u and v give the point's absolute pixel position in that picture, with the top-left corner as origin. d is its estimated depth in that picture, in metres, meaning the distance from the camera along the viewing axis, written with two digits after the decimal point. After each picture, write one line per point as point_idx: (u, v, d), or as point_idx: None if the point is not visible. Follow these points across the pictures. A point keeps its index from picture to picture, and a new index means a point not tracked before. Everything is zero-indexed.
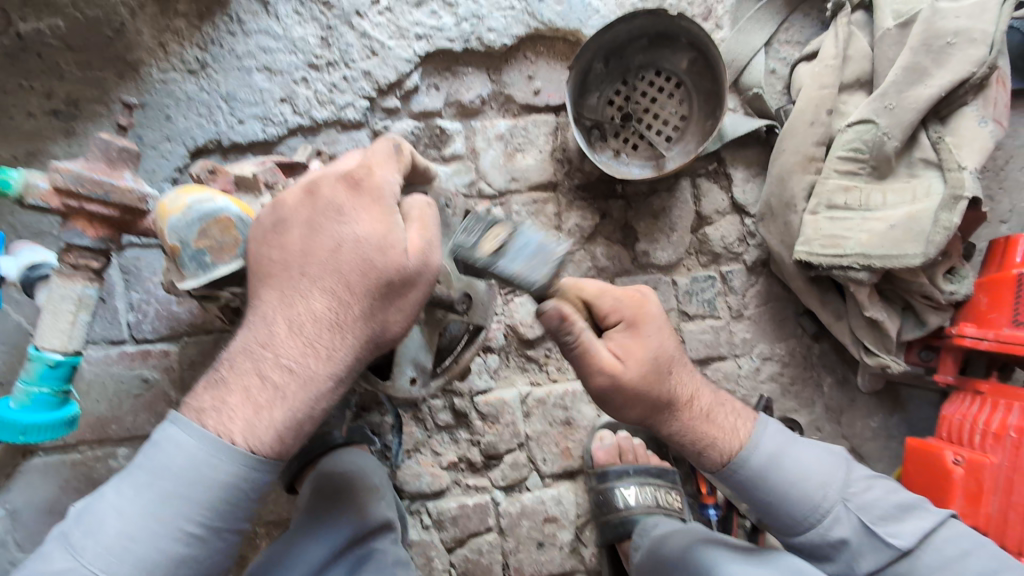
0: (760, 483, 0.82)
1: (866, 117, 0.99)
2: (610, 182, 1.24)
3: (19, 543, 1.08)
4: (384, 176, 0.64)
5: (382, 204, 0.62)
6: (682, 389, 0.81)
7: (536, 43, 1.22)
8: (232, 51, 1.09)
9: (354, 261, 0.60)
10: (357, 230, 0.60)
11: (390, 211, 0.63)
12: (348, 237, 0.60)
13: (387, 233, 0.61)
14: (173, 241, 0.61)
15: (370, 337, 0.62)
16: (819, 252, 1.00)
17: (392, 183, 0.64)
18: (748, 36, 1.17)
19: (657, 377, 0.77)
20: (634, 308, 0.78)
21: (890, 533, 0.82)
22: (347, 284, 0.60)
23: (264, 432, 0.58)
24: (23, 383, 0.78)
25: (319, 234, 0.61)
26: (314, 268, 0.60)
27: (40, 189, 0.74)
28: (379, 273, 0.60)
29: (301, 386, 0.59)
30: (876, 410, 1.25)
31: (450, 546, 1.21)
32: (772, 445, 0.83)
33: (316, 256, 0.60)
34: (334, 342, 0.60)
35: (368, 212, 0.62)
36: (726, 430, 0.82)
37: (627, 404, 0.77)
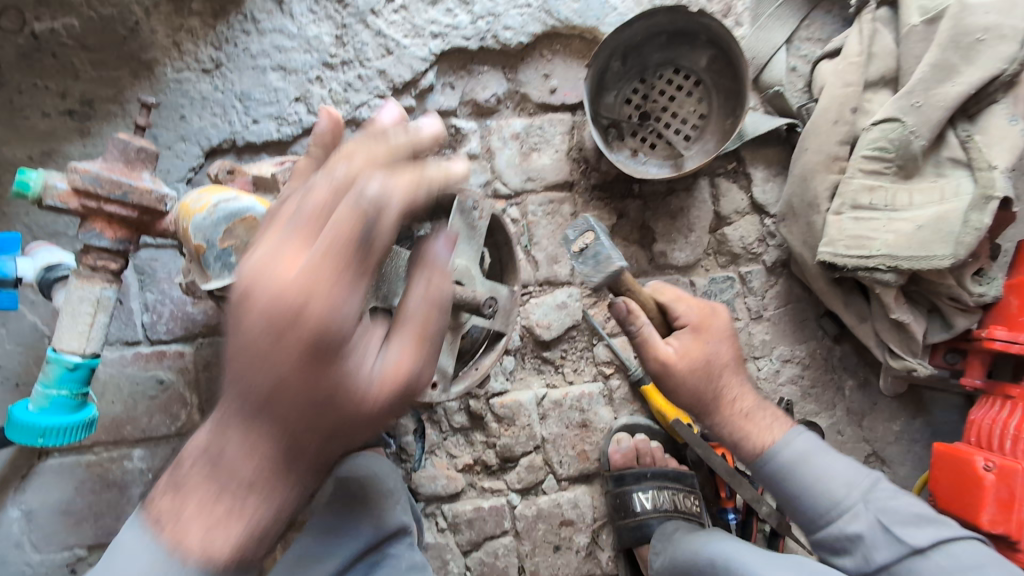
0: (782, 478, 0.89)
1: (892, 116, 0.97)
2: (627, 182, 1.23)
3: (35, 544, 1.09)
4: (336, 304, 0.49)
5: (334, 350, 0.50)
6: (727, 390, 0.90)
7: (552, 41, 1.21)
8: (246, 51, 1.08)
9: (310, 391, 0.49)
10: (298, 381, 0.49)
11: (343, 352, 0.50)
12: (290, 386, 0.49)
13: (339, 383, 0.50)
14: (198, 242, 0.58)
15: (334, 455, 0.55)
16: (844, 253, 0.99)
17: (347, 312, 0.49)
18: (769, 33, 1.15)
19: (701, 373, 0.87)
20: (703, 315, 0.90)
21: (909, 535, 0.82)
22: (303, 412, 0.50)
23: (220, 553, 0.51)
24: (42, 386, 0.78)
25: (267, 352, 0.49)
26: (263, 391, 0.50)
27: (58, 189, 0.73)
28: (332, 422, 0.52)
29: (260, 498, 0.53)
30: (898, 413, 1.23)
31: (466, 549, 1.20)
32: (801, 444, 0.89)
33: (263, 379, 0.49)
34: (290, 471, 0.54)
35: (312, 359, 0.49)
36: (761, 427, 0.91)
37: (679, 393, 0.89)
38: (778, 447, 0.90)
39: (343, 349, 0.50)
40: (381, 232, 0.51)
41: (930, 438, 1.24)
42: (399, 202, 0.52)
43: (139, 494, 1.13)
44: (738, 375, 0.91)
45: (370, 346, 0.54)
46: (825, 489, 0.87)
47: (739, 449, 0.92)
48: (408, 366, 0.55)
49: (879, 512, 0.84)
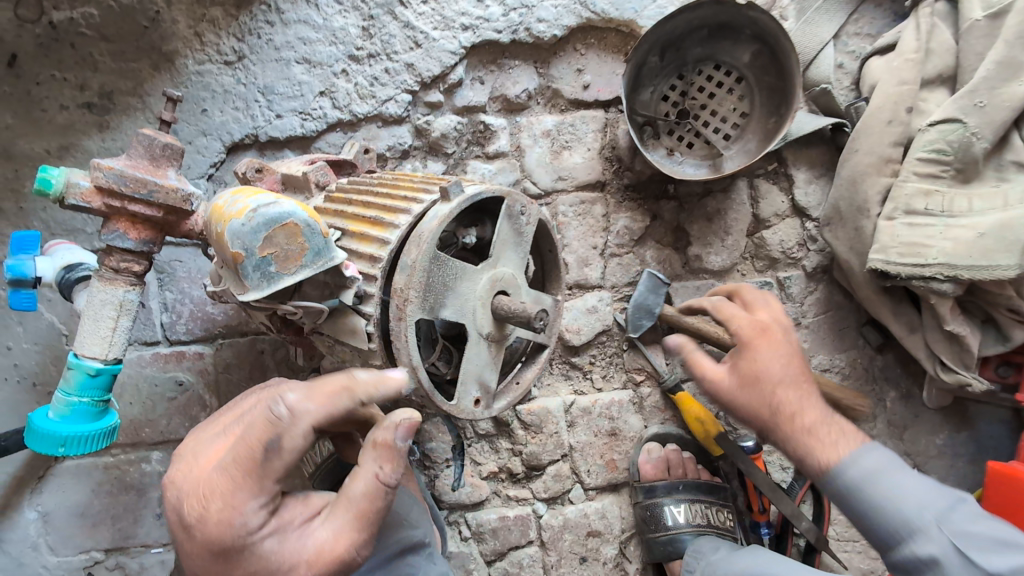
0: (850, 500, 0.71)
1: (952, 116, 0.92)
2: (662, 182, 1.18)
3: (51, 547, 1.06)
4: (235, 512, 0.52)
5: (240, 550, 0.52)
6: (786, 403, 0.73)
7: (586, 34, 1.16)
8: (270, 42, 1.03)
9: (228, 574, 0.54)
10: (217, 572, 0.53)
11: (252, 548, 0.53)
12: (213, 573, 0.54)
13: (260, 569, 0.53)
14: (235, 249, 0.53)
15: None
16: (897, 261, 0.94)
17: (250, 518, 0.53)
18: (816, 28, 1.09)
19: (754, 389, 0.75)
20: (752, 329, 0.80)
21: (982, 557, 0.67)
22: None
23: None
24: (62, 393, 0.74)
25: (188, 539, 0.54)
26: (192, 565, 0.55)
27: (81, 188, 0.70)
28: None
29: None
30: (941, 427, 1.19)
31: (490, 559, 1.17)
32: (871, 461, 0.70)
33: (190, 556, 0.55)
34: None
35: (225, 558, 0.53)
36: (824, 444, 0.72)
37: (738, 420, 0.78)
38: (840, 465, 0.71)
39: (251, 547, 0.53)
40: (292, 450, 0.54)
41: (974, 453, 1.19)
42: (315, 420, 0.55)
43: (157, 498, 1.10)
44: (801, 391, 0.74)
45: (301, 528, 0.56)
46: (895, 511, 0.69)
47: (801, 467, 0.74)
48: (339, 549, 0.55)
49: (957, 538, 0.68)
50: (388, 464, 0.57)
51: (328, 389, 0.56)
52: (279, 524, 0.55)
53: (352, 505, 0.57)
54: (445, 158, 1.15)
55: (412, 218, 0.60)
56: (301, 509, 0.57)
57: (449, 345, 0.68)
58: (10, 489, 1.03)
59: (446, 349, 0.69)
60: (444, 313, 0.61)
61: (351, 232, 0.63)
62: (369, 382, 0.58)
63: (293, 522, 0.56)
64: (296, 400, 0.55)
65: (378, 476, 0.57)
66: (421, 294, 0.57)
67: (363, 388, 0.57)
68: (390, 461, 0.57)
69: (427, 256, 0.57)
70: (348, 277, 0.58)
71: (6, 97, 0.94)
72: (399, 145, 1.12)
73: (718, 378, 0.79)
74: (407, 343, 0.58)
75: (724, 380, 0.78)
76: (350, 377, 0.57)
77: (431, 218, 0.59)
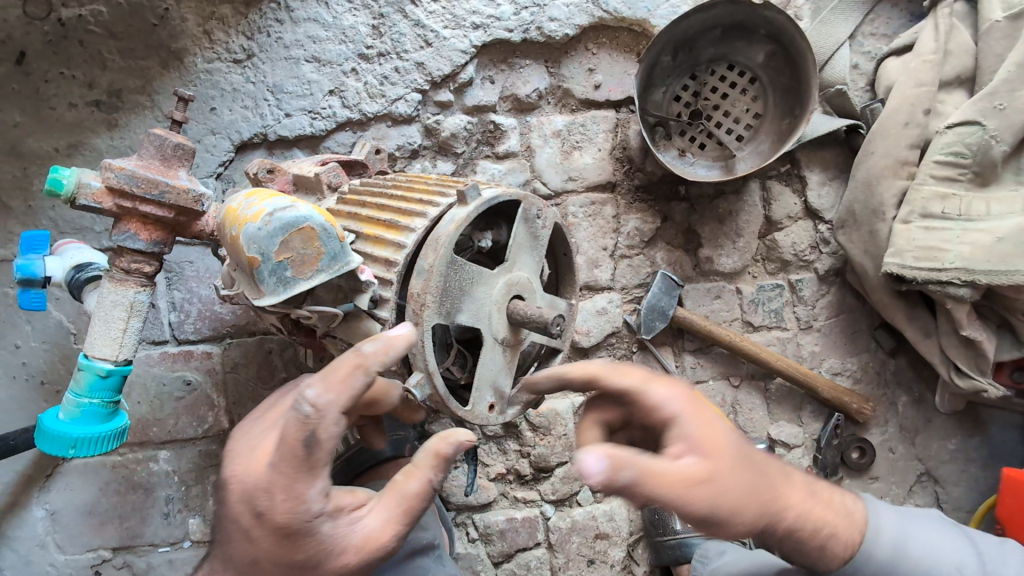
0: None
1: (970, 118, 0.91)
2: (673, 184, 1.17)
3: (58, 545, 1.06)
4: (300, 500, 0.55)
5: (301, 532, 0.55)
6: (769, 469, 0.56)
7: (598, 33, 1.15)
8: (279, 41, 1.03)
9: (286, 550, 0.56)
10: (275, 552, 0.56)
11: (312, 532, 0.56)
12: (269, 552, 0.56)
13: (316, 551, 0.56)
14: (252, 254, 0.54)
15: None
16: (913, 265, 0.92)
17: (314, 504, 0.55)
18: (831, 28, 1.08)
19: (748, 465, 0.53)
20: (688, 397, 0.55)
21: None
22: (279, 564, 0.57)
23: None
24: (72, 394, 0.74)
25: (248, 515, 0.57)
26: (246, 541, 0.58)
27: (92, 189, 0.69)
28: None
29: None
30: (954, 431, 1.19)
31: (498, 561, 1.16)
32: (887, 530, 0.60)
33: (247, 533, 0.57)
34: None
35: (288, 539, 0.55)
36: (831, 508, 0.59)
37: (736, 532, 0.52)
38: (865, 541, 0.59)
39: (312, 527, 0.56)
40: (328, 439, 0.54)
41: (987, 458, 1.19)
42: (342, 407, 0.54)
43: (165, 497, 1.09)
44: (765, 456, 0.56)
45: (350, 516, 0.59)
46: None
47: (821, 555, 0.58)
48: (386, 538, 0.59)
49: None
50: (441, 469, 0.61)
51: (343, 375, 0.54)
52: (334, 509, 0.58)
53: (401, 498, 0.61)
54: (454, 157, 1.14)
55: (428, 222, 0.60)
56: (349, 498, 0.60)
57: (464, 349, 0.68)
58: (18, 487, 1.03)
59: (461, 354, 0.68)
60: (460, 318, 0.61)
61: (365, 235, 0.63)
62: (376, 355, 0.55)
63: (344, 510, 0.59)
64: (315, 393, 0.53)
65: (432, 479, 0.61)
66: (438, 299, 0.58)
67: (373, 360, 0.55)
68: (444, 468, 0.61)
69: (444, 261, 0.58)
70: (363, 281, 0.59)
71: (14, 95, 0.93)
72: (408, 145, 1.11)
73: (690, 488, 0.49)
74: (422, 351, 0.58)
75: (696, 487, 0.49)
76: (358, 354, 0.55)
77: (447, 223, 0.59)
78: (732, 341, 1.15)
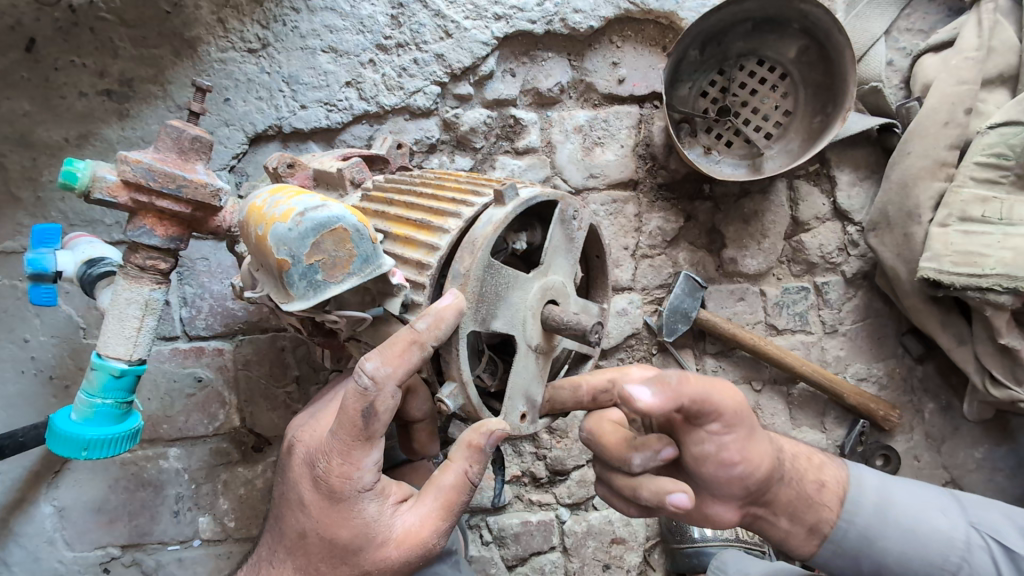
0: (877, 537, 0.76)
1: (1013, 119, 0.92)
2: (697, 182, 1.14)
3: (67, 542, 1.04)
4: (351, 470, 0.59)
5: (350, 503, 0.60)
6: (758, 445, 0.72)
7: (623, 26, 1.12)
8: (295, 29, 0.99)
9: (333, 520, 0.60)
10: (323, 523, 0.60)
11: (359, 506, 0.60)
12: (317, 524, 0.61)
13: (360, 530, 0.60)
14: (282, 256, 0.52)
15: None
16: (951, 270, 0.94)
17: (365, 476, 0.59)
18: (867, 23, 1.08)
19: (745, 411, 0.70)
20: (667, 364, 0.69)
21: (1009, 535, 0.74)
22: (324, 536, 0.61)
23: None
24: (85, 394, 0.71)
25: (305, 481, 0.62)
26: (300, 510, 0.62)
27: (108, 182, 0.66)
28: (350, 557, 0.61)
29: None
30: (981, 440, 1.18)
31: (511, 564, 1.13)
32: (871, 479, 0.80)
33: (303, 500, 0.62)
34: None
35: (337, 510, 0.60)
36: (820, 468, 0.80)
37: (756, 453, 0.71)
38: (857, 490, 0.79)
39: (360, 501, 0.60)
40: (385, 411, 0.56)
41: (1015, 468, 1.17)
42: (397, 380, 0.55)
43: (175, 495, 1.07)
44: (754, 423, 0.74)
45: (394, 506, 0.62)
46: (927, 531, 0.76)
47: (820, 508, 0.78)
48: (423, 532, 0.61)
49: (994, 539, 0.75)
50: (476, 464, 0.61)
51: (399, 348, 0.55)
52: (381, 491, 0.61)
53: (440, 493, 0.63)
54: (473, 153, 1.11)
55: (463, 222, 0.58)
56: (396, 488, 0.63)
57: (494, 356, 0.67)
58: (27, 483, 1.01)
59: (491, 361, 0.67)
60: (495, 325, 0.59)
61: (394, 235, 0.61)
62: (429, 328, 0.53)
63: (389, 497, 0.62)
64: (375, 365, 0.55)
65: (466, 471, 0.62)
66: (472, 306, 0.56)
67: (428, 337, 0.54)
68: (479, 462, 0.61)
69: (481, 265, 0.56)
70: (395, 284, 0.56)
71: (24, 83, 0.90)
72: (426, 139, 1.07)
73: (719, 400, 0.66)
74: (457, 358, 0.57)
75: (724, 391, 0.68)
76: (413, 331, 0.54)
77: (483, 224, 0.57)
78: (756, 342, 1.12)
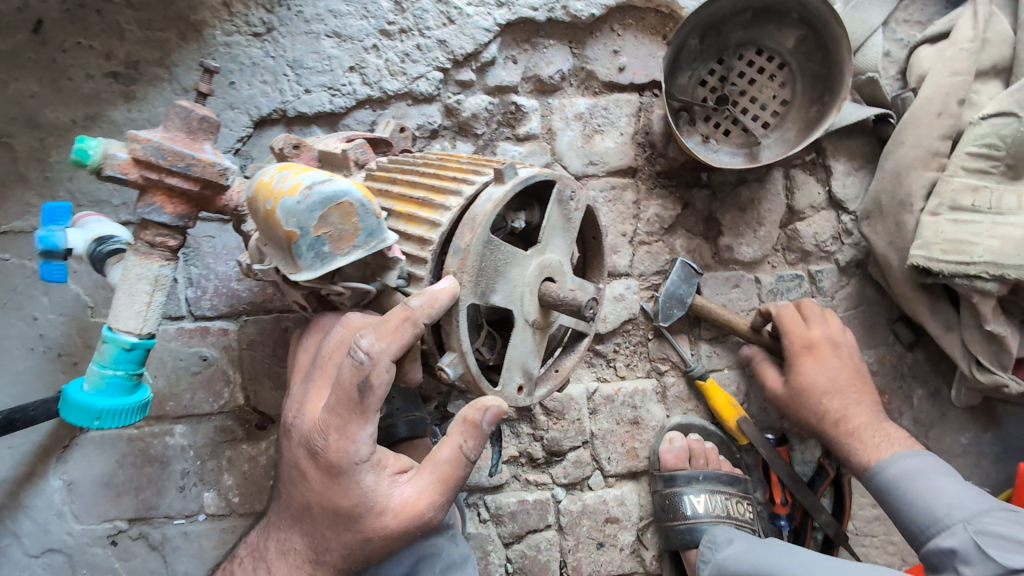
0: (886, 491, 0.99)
1: (1006, 110, 0.94)
2: (695, 170, 1.16)
3: (75, 515, 1.07)
4: (348, 441, 0.61)
5: (348, 476, 0.62)
6: (811, 410, 1.08)
7: (624, 14, 1.13)
8: (300, 15, 1.01)
9: (335, 492, 0.63)
10: (325, 495, 0.63)
11: (356, 477, 0.62)
12: (318, 494, 0.63)
13: (359, 500, 0.62)
14: (291, 228, 0.54)
15: (352, 547, 0.64)
16: (940, 258, 0.96)
17: (361, 449, 0.61)
18: (864, 14, 1.09)
19: (803, 398, 1.09)
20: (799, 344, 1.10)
21: (1003, 555, 0.83)
22: (327, 505, 0.63)
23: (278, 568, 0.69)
24: (96, 365, 0.73)
25: (303, 456, 0.64)
26: (303, 484, 0.65)
27: (119, 159, 0.68)
28: (351, 525, 0.63)
29: (299, 544, 0.68)
30: (967, 425, 1.22)
31: (508, 542, 1.16)
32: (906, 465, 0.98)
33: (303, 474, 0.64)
34: (324, 547, 0.66)
35: (336, 483, 0.62)
36: (869, 444, 1.03)
37: (794, 412, 1.11)
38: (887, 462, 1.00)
39: (357, 474, 0.62)
40: (380, 383, 0.58)
41: (998, 453, 1.22)
42: (392, 356, 0.58)
43: (180, 470, 1.10)
44: (838, 400, 1.06)
45: (392, 479, 0.64)
46: (929, 505, 0.94)
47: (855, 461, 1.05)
48: (420, 504, 0.63)
49: (980, 534, 0.87)
50: (473, 441, 0.64)
51: (394, 326, 0.58)
52: (377, 463, 0.63)
53: (437, 468, 0.65)
54: (474, 139, 1.12)
55: (463, 201, 0.60)
56: (394, 460, 0.65)
57: (493, 331, 0.70)
58: (36, 458, 1.04)
59: (490, 336, 0.70)
60: (494, 298, 0.63)
61: (397, 212, 0.64)
62: (422, 309, 0.57)
63: (386, 470, 0.64)
64: (369, 342, 0.58)
65: (463, 448, 0.64)
66: (473, 278, 0.59)
67: (420, 314, 0.57)
68: (475, 438, 0.64)
69: (481, 241, 0.59)
70: (392, 259, 0.60)
71: (32, 64, 0.92)
72: (428, 125, 1.09)
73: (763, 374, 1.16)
74: (457, 329, 0.59)
75: (796, 383, 1.10)
76: (406, 308, 0.57)
77: (485, 201, 0.60)
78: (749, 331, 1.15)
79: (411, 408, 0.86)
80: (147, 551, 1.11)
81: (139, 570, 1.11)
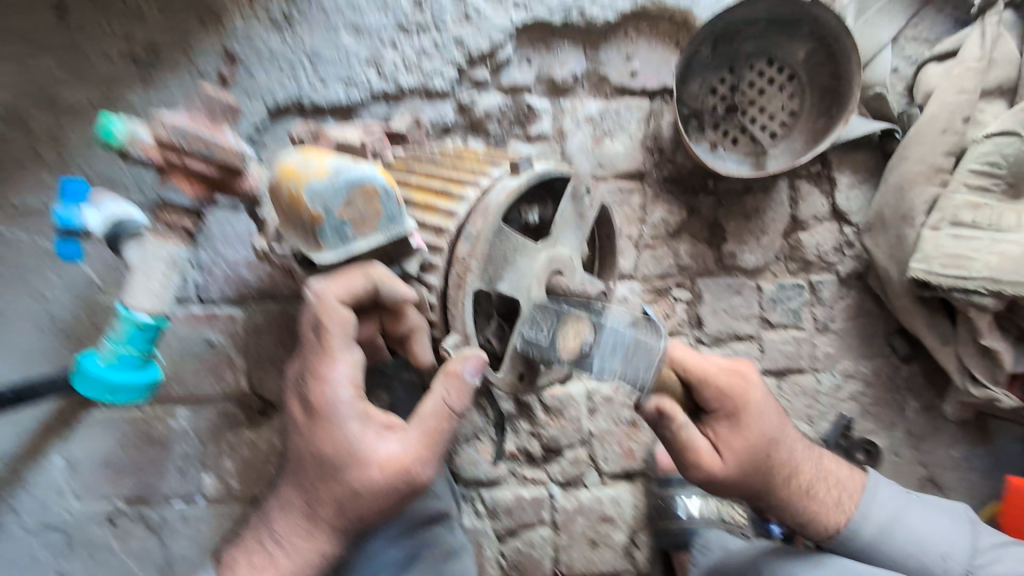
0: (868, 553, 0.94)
1: (1010, 129, 0.97)
2: (702, 176, 1.18)
3: (74, 493, 1.08)
4: (326, 383, 0.63)
5: (330, 420, 0.63)
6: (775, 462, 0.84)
7: (639, 20, 1.14)
8: (320, 7, 1.02)
9: (319, 440, 0.63)
10: (310, 442, 0.64)
11: (341, 422, 0.63)
12: (307, 442, 0.64)
13: (343, 447, 0.62)
14: (316, 210, 0.58)
15: (341, 501, 0.63)
16: (939, 272, 0.99)
17: (339, 390, 0.63)
18: (875, 29, 1.12)
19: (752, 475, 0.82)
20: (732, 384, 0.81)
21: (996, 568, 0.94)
22: (314, 454, 0.64)
23: (271, 529, 0.68)
24: (110, 341, 0.75)
25: (290, 404, 0.66)
26: (293, 436, 0.66)
27: (142, 141, 0.70)
28: (336, 477, 0.63)
29: (293, 507, 0.67)
30: (959, 440, 1.25)
31: (503, 536, 1.17)
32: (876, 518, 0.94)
33: (292, 423, 0.66)
34: (314, 504, 0.65)
35: (319, 428, 0.63)
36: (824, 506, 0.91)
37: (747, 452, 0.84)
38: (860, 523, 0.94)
39: (339, 419, 0.63)
40: (331, 324, 0.62)
41: (989, 468, 1.26)
42: (338, 297, 0.62)
43: (181, 453, 1.11)
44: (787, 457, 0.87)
45: (379, 433, 0.64)
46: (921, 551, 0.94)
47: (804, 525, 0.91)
48: (406, 459, 0.62)
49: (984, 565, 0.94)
50: (455, 391, 0.63)
51: (346, 272, 0.62)
52: (363, 414, 0.64)
53: (422, 424, 0.64)
54: (485, 137, 1.14)
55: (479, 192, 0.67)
56: (383, 415, 0.65)
57: (503, 320, 0.75)
58: (37, 435, 1.04)
59: (500, 325, 0.75)
60: (501, 286, 0.67)
61: (416, 203, 0.69)
62: (380, 274, 0.62)
63: (373, 422, 0.64)
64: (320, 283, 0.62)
65: (446, 399, 0.64)
66: (481, 265, 0.63)
67: (377, 274, 0.63)
68: (460, 392, 0.64)
69: (492, 228, 0.63)
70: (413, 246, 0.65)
71: (52, 45, 0.93)
72: (441, 121, 1.10)
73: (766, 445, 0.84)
74: (462, 311, 0.64)
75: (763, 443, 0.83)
76: (363, 264, 0.63)
77: (500, 191, 0.65)
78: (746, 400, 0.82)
79: (412, 401, 0.85)
80: (144, 532, 1.12)
81: (135, 551, 1.11)
